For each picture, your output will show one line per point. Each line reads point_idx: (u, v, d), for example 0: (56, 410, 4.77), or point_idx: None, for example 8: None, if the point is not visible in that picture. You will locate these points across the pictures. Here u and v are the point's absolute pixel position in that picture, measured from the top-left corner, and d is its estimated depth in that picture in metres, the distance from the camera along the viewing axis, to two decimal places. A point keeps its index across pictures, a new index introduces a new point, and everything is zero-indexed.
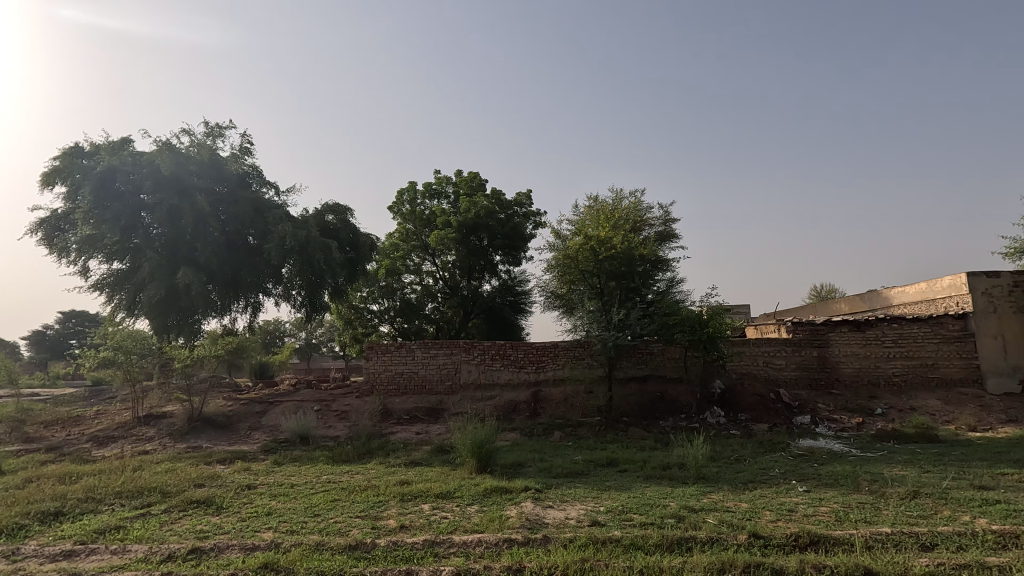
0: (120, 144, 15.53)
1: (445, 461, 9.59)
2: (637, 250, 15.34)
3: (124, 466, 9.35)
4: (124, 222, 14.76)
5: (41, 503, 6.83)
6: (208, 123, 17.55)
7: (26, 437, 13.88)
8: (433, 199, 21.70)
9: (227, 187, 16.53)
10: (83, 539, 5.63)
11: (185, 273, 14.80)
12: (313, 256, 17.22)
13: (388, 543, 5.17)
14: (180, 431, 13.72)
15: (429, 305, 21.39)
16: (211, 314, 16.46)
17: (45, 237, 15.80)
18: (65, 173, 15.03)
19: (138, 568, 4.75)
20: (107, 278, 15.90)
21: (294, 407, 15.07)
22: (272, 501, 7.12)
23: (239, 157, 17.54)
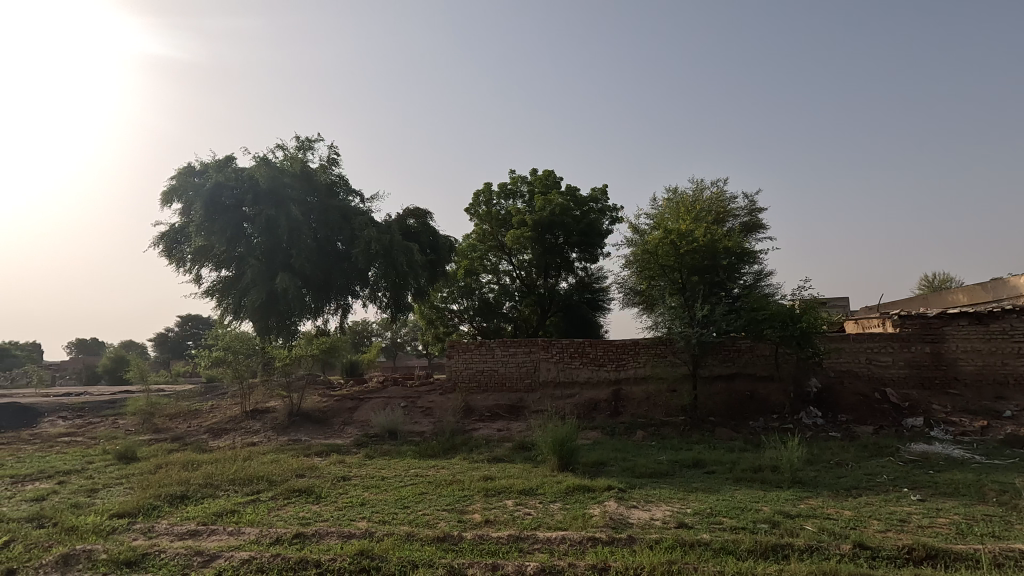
0: (224, 162, 16.97)
1: (527, 458, 9.70)
2: (721, 243, 14.69)
3: (236, 456, 10.28)
4: (230, 233, 16.14)
5: (170, 487, 7.66)
6: (299, 138, 18.79)
7: (155, 428, 15.61)
8: (508, 199, 21.96)
9: (317, 196, 17.66)
10: (204, 520, 6.26)
11: (283, 278, 15.96)
12: (396, 258, 18.02)
13: (474, 536, 5.32)
14: (282, 425, 14.85)
15: (507, 303, 21.67)
16: (306, 316, 17.62)
17: (165, 248, 17.60)
18: (180, 191, 16.66)
19: (250, 549, 5.19)
20: (216, 285, 17.46)
21: (383, 403, 15.83)
22: (365, 492, 7.54)
23: (328, 167, 18.67)
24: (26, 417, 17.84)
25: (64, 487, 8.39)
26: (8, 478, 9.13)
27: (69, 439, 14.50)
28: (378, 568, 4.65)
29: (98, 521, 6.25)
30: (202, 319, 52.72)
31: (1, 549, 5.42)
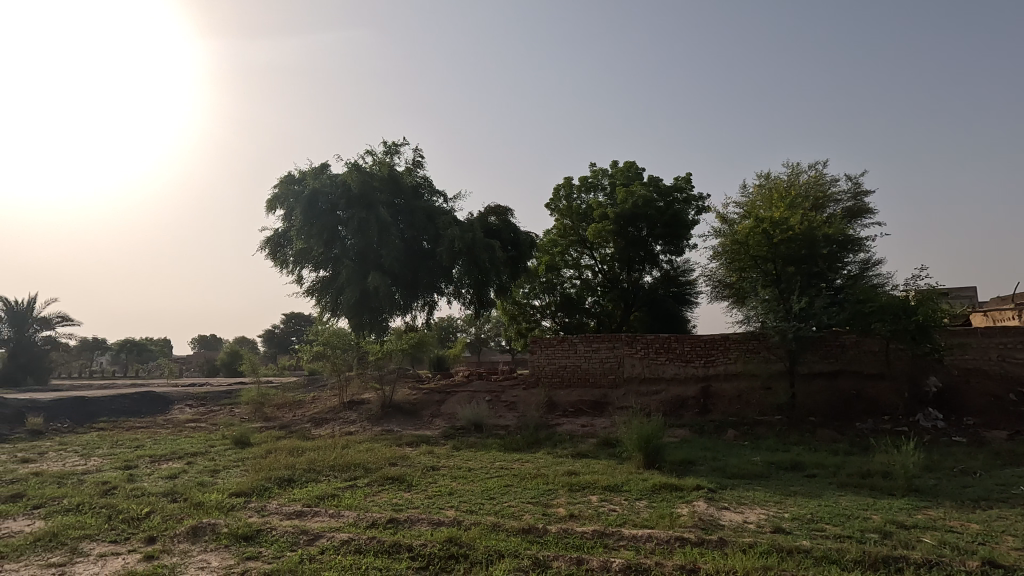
0: (320, 169, 18.13)
1: (611, 454, 9.58)
2: (821, 230, 13.65)
3: (335, 444, 11.02)
4: (326, 236, 17.24)
5: (280, 470, 8.37)
6: (387, 143, 19.68)
7: (265, 416, 17.08)
8: (589, 192, 21.73)
9: (404, 198, 18.42)
10: (308, 502, 6.76)
11: (375, 277, 16.82)
12: (479, 255, 18.42)
13: (559, 529, 5.35)
14: (376, 416, 15.72)
15: (590, 298, 21.48)
16: (396, 313, 18.45)
17: (270, 252, 19.14)
18: (282, 199, 18.02)
19: (349, 531, 5.55)
20: (315, 284, 18.72)
21: (468, 397, 16.27)
22: (453, 482, 7.81)
23: (413, 170, 19.43)
24: (160, 404, 20.17)
25: (191, 467, 9.40)
26: (146, 457, 10.38)
27: (195, 424, 16.22)
28: (465, 556, 4.80)
29: (219, 498, 6.95)
30: (304, 317, 56.73)
31: (143, 519, 6.19)
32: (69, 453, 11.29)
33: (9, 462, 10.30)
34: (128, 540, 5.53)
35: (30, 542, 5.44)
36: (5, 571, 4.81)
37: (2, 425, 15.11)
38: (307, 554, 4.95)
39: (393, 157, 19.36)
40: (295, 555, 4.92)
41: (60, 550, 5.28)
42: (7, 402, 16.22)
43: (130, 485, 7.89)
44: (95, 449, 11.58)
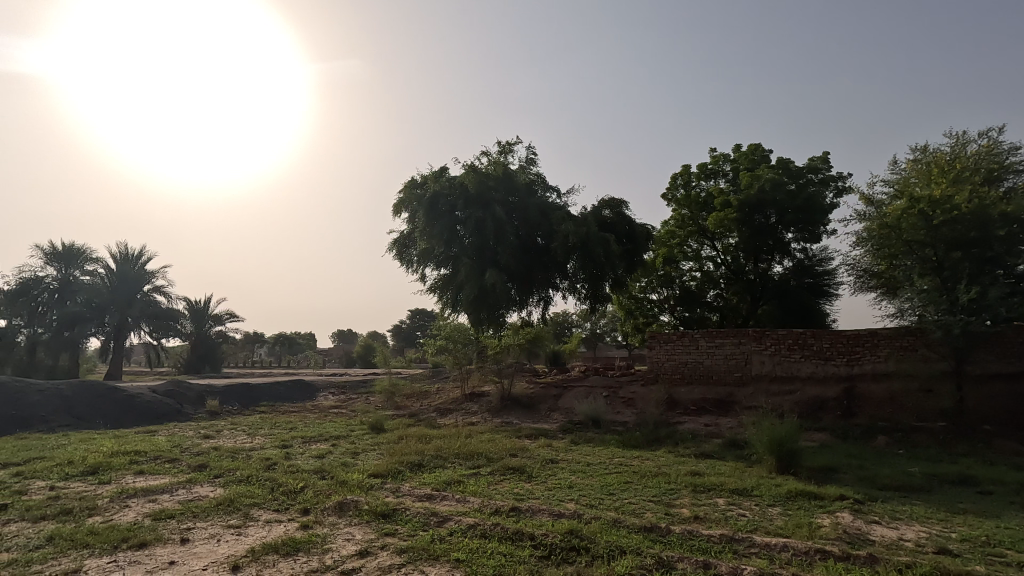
0: (440, 173, 19.11)
1: (739, 456, 9.04)
2: (995, 208, 11.72)
3: (460, 434, 11.60)
4: (446, 235, 18.13)
5: (411, 456, 9.00)
6: (501, 143, 20.21)
7: (396, 405, 18.44)
8: (709, 179, 20.58)
9: (518, 196, 18.80)
10: (437, 487, 7.21)
11: (492, 274, 17.38)
12: (594, 250, 18.30)
13: (683, 531, 5.18)
14: (496, 408, 16.29)
15: (711, 291, 20.58)
16: (512, 308, 18.93)
17: (397, 252, 20.59)
18: (407, 203, 19.27)
19: (475, 516, 5.83)
20: (437, 282, 19.80)
21: (586, 392, 16.26)
22: (572, 475, 7.87)
23: (526, 168, 19.74)
24: (308, 391, 22.60)
25: (335, 448, 10.43)
26: (299, 438, 11.70)
27: (337, 410, 17.98)
28: (587, 549, 4.83)
29: (360, 478, 7.66)
30: (427, 313, 60.04)
31: (299, 492, 7.01)
32: (240, 431, 13.07)
33: (196, 437, 12.17)
34: (288, 510, 6.30)
35: (214, 505, 6.41)
36: (197, 527, 5.72)
37: (188, 405, 17.90)
38: (438, 535, 5.28)
39: (507, 156, 19.85)
40: (427, 535, 5.28)
41: (237, 514, 6.16)
42: (192, 387, 19.17)
43: (288, 462, 8.96)
44: (259, 429, 13.29)
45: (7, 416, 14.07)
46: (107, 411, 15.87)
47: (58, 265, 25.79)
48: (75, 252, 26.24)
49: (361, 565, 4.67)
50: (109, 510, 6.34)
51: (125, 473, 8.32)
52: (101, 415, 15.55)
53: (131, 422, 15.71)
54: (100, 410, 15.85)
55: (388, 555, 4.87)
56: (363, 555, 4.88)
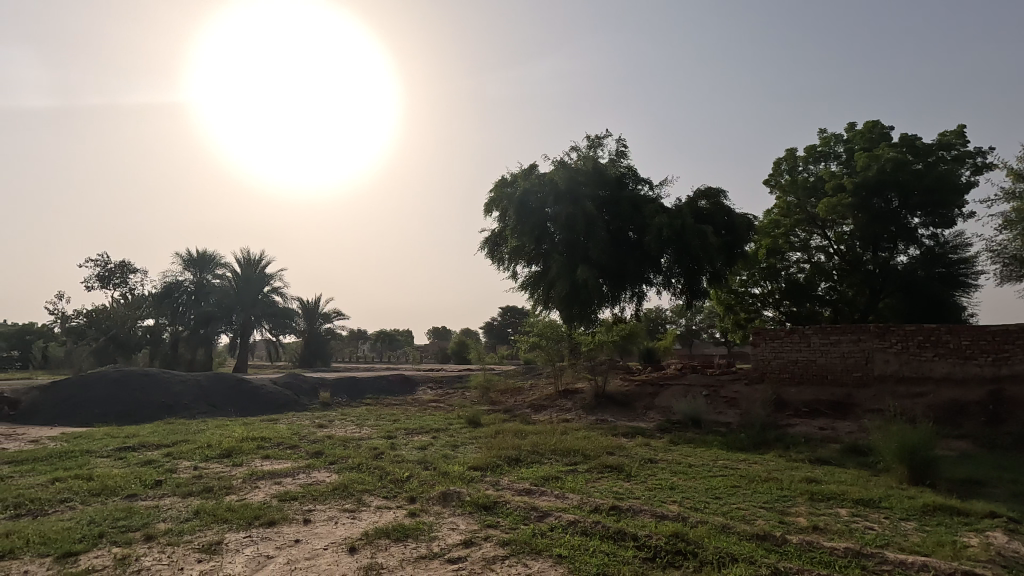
0: (529, 171, 19.23)
1: (863, 464, 8.25)
2: None
3: (555, 430, 11.62)
4: (537, 232, 18.19)
5: (508, 450, 9.15)
6: (590, 137, 19.96)
7: (491, 400, 18.84)
8: (818, 162, 19.02)
9: (609, 190, 18.46)
10: (536, 482, 7.27)
11: (583, 270, 17.20)
12: (690, 242, 17.58)
13: (802, 541, 4.82)
14: (590, 405, 16.14)
15: (822, 284, 18.91)
16: (604, 304, 18.62)
17: (489, 251, 21.02)
18: (497, 202, 19.59)
19: (574, 513, 5.81)
20: (528, 280, 19.95)
21: (684, 390, 15.65)
22: (673, 477, 7.60)
23: (617, 161, 19.33)
24: (409, 385, 23.72)
25: (436, 441, 10.84)
26: (402, 430, 12.30)
27: (436, 404, 18.71)
28: (694, 554, 4.64)
29: (461, 470, 7.91)
30: (518, 310, 60.72)
31: (405, 481, 7.37)
32: (349, 422, 13.99)
33: (312, 426, 13.20)
34: (396, 498, 6.64)
35: (331, 490, 6.90)
36: (317, 510, 6.20)
37: (304, 396, 19.48)
38: (539, 530, 5.32)
39: (596, 150, 19.57)
40: (528, 529, 5.33)
41: (351, 499, 6.59)
42: (307, 379, 20.81)
43: (394, 452, 9.46)
44: (366, 420, 14.15)
45: (158, 403, 16.08)
46: (237, 400, 17.66)
47: (194, 270, 29.01)
48: (207, 258, 29.36)
49: (466, 554, 4.81)
50: (243, 490, 7.04)
51: (254, 457, 9.19)
52: (232, 404, 17.33)
53: (257, 411, 17.35)
54: (231, 399, 17.68)
55: (492, 546, 4.97)
56: (467, 544, 5.02)
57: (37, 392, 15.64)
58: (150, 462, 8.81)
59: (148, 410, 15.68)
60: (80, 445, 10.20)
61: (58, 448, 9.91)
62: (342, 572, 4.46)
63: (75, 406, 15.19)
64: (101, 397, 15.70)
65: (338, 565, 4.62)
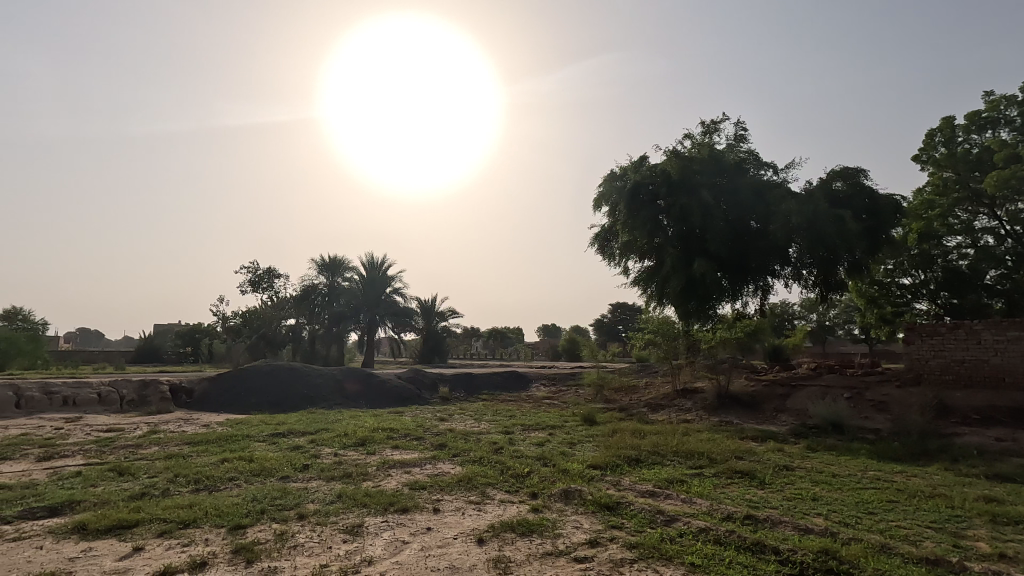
0: (639, 162, 18.64)
1: None
2: None
3: (675, 431, 11.14)
4: (649, 225, 17.54)
5: (627, 450, 8.92)
6: (705, 122, 18.88)
7: (606, 399, 18.54)
8: (984, 130, 16.37)
9: (727, 178, 17.30)
10: (660, 484, 7.00)
11: (700, 263, 16.26)
12: (823, 229, 16.00)
13: (986, 571, 4.15)
14: (713, 406, 15.30)
15: (991, 272, 16.49)
16: (725, 299, 17.49)
17: (599, 246, 20.72)
18: (607, 196, 19.25)
19: (704, 519, 5.50)
20: (640, 275, 19.36)
21: (821, 392, 14.27)
22: (815, 486, 6.93)
23: (735, 146, 18.08)
24: (522, 382, 24.11)
25: (552, 437, 10.87)
26: (520, 425, 12.49)
27: (550, 401, 18.82)
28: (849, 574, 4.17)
29: (580, 468, 7.84)
30: (629, 306, 59.32)
31: (525, 476, 7.46)
32: (468, 416, 14.50)
33: (434, 419, 13.86)
34: (518, 492, 6.74)
35: (456, 482, 7.16)
36: (445, 500, 6.47)
37: (425, 391, 20.56)
38: (667, 535, 5.10)
39: (712, 136, 18.47)
40: (655, 533, 5.13)
41: (475, 492, 6.79)
42: (427, 374, 21.94)
43: (512, 447, 9.62)
44: (483, 415, 14.57)
45: (302, 395, 17.84)
46: (367, 393, 19.09)
47: (327, 274, 31.73)
48: (338, 262, 31.97)
49: (593, 554, 4.73)
50: (377, 477, 7.54)
51: (385, 447, 9.83)
52: (363, 397, 18.76)
53: (385, 404, 18.62)
54: (362, 392, 19.15)
55: (619, 548, 4.85)
56: (593, 544, 4.95)
57: (206, 383, 18.04)
58: (298, 447, 9.76)
59: (294, 400, 17.45)
60: (242, 430, 11.58)
61: (225, 432, 11.33)
62: (472, 563, 4.59)
63: (236, 396, 17.31)
64: (256, 388, 17.74)
65: (468, 555, 4.76)
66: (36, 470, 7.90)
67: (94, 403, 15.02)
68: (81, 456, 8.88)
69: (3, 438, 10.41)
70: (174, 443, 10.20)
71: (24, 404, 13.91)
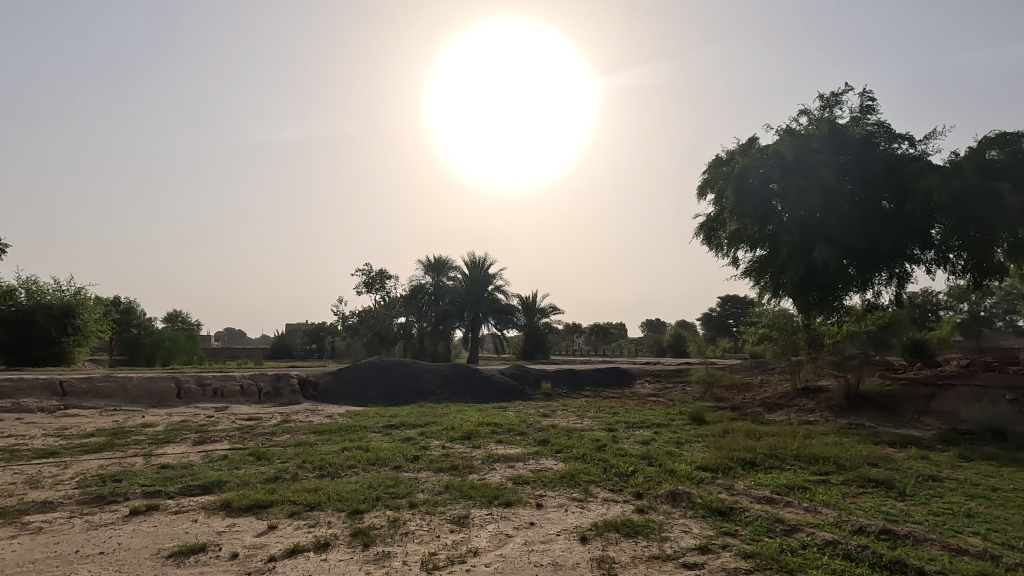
0: (748, 145, 17.43)
1: None
2: None
3: (795, 433, 10.27)
4: (762, 212, 16.28)
5: (741, 452, 8.36)
6: (824, 96, 17.22)
7: (716, 397, 17.56)
8: None
9: (853, 154, 15.62)
10: (779, 490, 6.48)
11: (822, 250, 14.82)
12: (975, 207, 13.97)
13: None
14: (840, 406, 13.93)
15: None
16: (851, 289, 15.88)
17: (705, 237, 19.71)
18: (713, 183, 18.26)
19: (832, 531, 5.00)
20: (752, 265, 18.12)
21: (976, 394, 12.46)
22: (969, 501, 6.04)
23: (861, 119, 16.29)
24: (626, 379, 23.57)
25: (658, 436, 10.49)
26: (623, 423, 12.21)
27: (655, 398, 18.21)
28: None
29: (688, 469, 7.48)
30: (739, 299, 55.81)
31: (630, 476, 7.27)
32: (570, 412, 14.45)
33: (536, 415, 13.96)
34: (622, 492, 6.58)
35: (558, 478, 7.15)
36: (548, 496, 6.49)
37: (527, 387, 20.82)
38: (787, 545, 4.70)
39: (833, 110, 16.81)
40: (774, 543, 4.75)
41: (578, 489, 6.73)
42: (530, 370, 22.17)
43: (616, 445, 9.43)
44: (586, 412, 14.43)
45: (412, 389, 18.82)
46: (473, 388, 19.70)
47: (433, 274, 33.14)
48: (442, 263, 33.29)
49: (704, 561, 4.49)
50: (482, 470, 7.75)
51: (489, 441, 10.06)
52: (469, 392, 19.39)
53: (490, 399, 19.10)
54: (468, 387, 19.79)
55: (733, 557, 4.55)
56: (704, 551, 4.69)
57: (329, 377, 19.63)
58: (408, 439, 10.30)
59: (405, 394, 18.45)
60: (360, 422, 12.44)
61: (345, 423, 12.24)
62: (576, 561, 4.55)
63: (355, 389, 18.64)
64: (372, 382, 18.98)
65: (571, 553, 4.72)
66: (192, 452, 9.05)
67: (237, 395, 16.92)
68: (227, 441, 10.04)
69: (168, 424, 12.05)
70: (302, 432, 11.19)
71: (183, 394, 16.00)
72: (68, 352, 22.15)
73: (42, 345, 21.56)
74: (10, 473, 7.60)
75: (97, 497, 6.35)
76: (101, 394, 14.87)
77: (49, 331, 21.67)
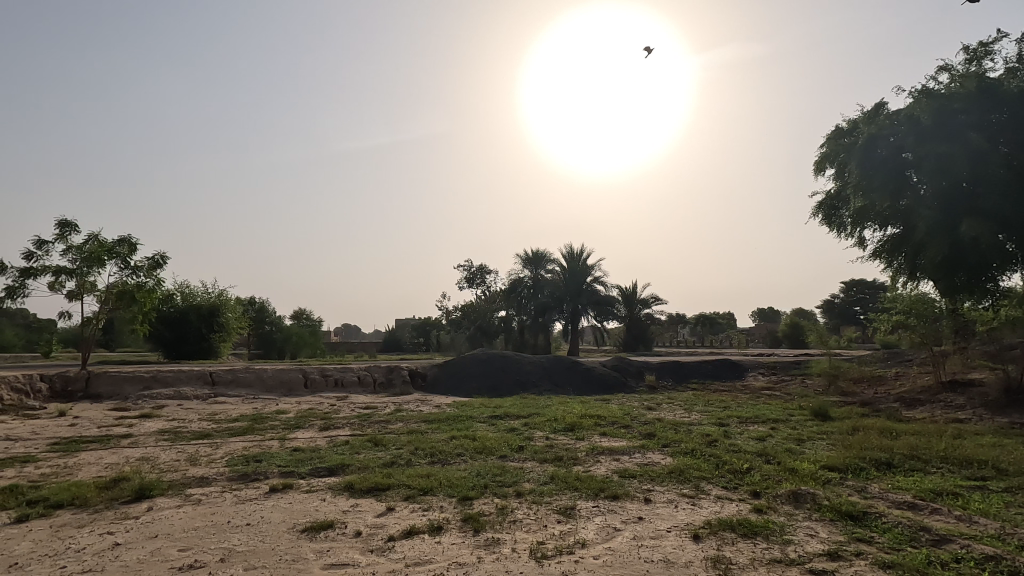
0: (874, 113, 15.68)
1: None
2: None
3: (941, 432, 9.10)
4: (892, 186, 14.54)
5: (874, 452, 7.57)
6: (969, 47, 15.02)
7: (842, 391, 16.06)
8: None
9: (1008, 111, 13.49)
10: (922, 495, 5.78)
11: (971, 225, 12.97)
12: None
13: None
14: (998, 404, 12.16)
15: None
16: (1009, 267, 13.99)
17: (825, 217, 18.13)
18: (833, 157, 16.69)
19: (990, 544, 4.39)
20: (882, 246, 16.36)
21: None
22: None
23: (1018, 70, 14.03)
24: (737, 371, 22.25)
25: (776, 433, 9.80)
26: (736, 418, 11.54)
27: (771, 392, 17.02)
28: None
29: (812, 468, 6.89)
30: (866, 284, 50.56)
31: (745, 474, 6.85)
32: (677, 406, 13.93)
33: (641, 408, 13.59)
34: (737, 490, 6.23)
35: (668, 473, 6.93)
36: (657, 490, 6.31)
37: (630, 379, 20.37)
38: (936, 557, 4.18)
39: (981, 62, 14.63)
40: (919, 554, 4.25)
41: (690, 485, 6.47)
42: (632, 363, 21.66)
43: (729, 441, 8.93)
44: (694, 405, 13.86)
45: (515, 381, 19.15)
46: (574, 380, 19.66)
47: (531, 268, 33.32)
48: (540, 256, 33.43)
49: (834, 568, 4.12)
50: (587, 463, 7.69)
51: (593, 434, 9.97)
52: (571, 384, 19.38)
53: (592, 391, 18.95)
54: (569, 379, 19.78)
55: (867, 566, 4.14)
56: (834, 557, 4.31)
57: (436, 369, 20.51)
58: (512, 430, 10.48)
59: (507, 387, 18.80)
60: (466, 412, 12.90)
61: (453, 413, 12.71)
62: (689, 559, 4.37)
63: (460, 380, 19.35)
64: (476, 375, 19.57)
65: (683, 551, 4.54)
66: (319, 437, 9.89)
67: (355, 385, 18.26)
68: (348, 428, 10.85)
69: (298, 411, 13.27)
70: (415, 421, 11.81)
71: (309, 384, 17.55)
72: (215, 347, 25.16)
73: (195, 341, 24.63)
74: (175, 451, 8.79)
75: (242, 475, 7.15)
76: (242, 383, 16.71)
77: (200, 329, 24.71)
